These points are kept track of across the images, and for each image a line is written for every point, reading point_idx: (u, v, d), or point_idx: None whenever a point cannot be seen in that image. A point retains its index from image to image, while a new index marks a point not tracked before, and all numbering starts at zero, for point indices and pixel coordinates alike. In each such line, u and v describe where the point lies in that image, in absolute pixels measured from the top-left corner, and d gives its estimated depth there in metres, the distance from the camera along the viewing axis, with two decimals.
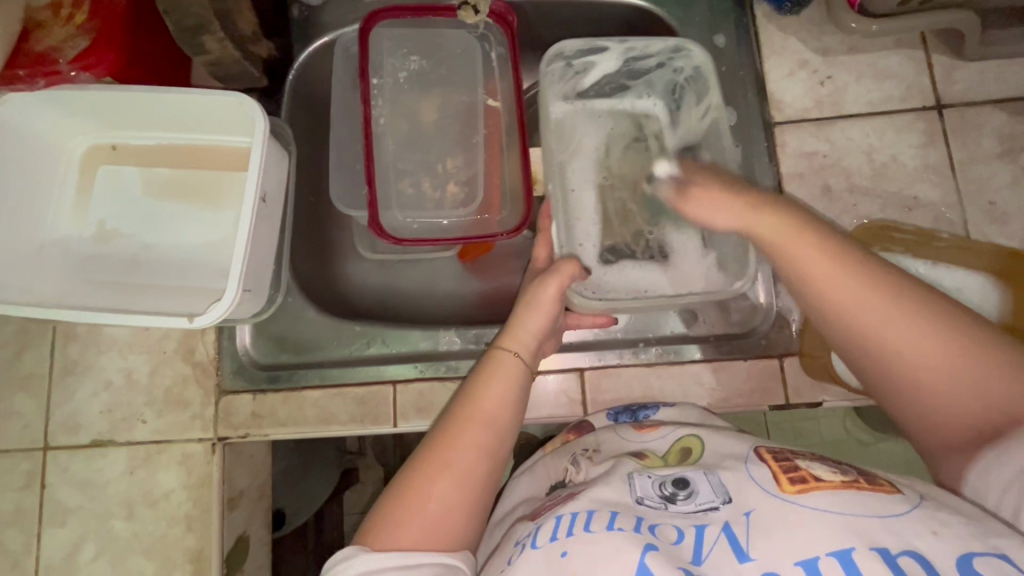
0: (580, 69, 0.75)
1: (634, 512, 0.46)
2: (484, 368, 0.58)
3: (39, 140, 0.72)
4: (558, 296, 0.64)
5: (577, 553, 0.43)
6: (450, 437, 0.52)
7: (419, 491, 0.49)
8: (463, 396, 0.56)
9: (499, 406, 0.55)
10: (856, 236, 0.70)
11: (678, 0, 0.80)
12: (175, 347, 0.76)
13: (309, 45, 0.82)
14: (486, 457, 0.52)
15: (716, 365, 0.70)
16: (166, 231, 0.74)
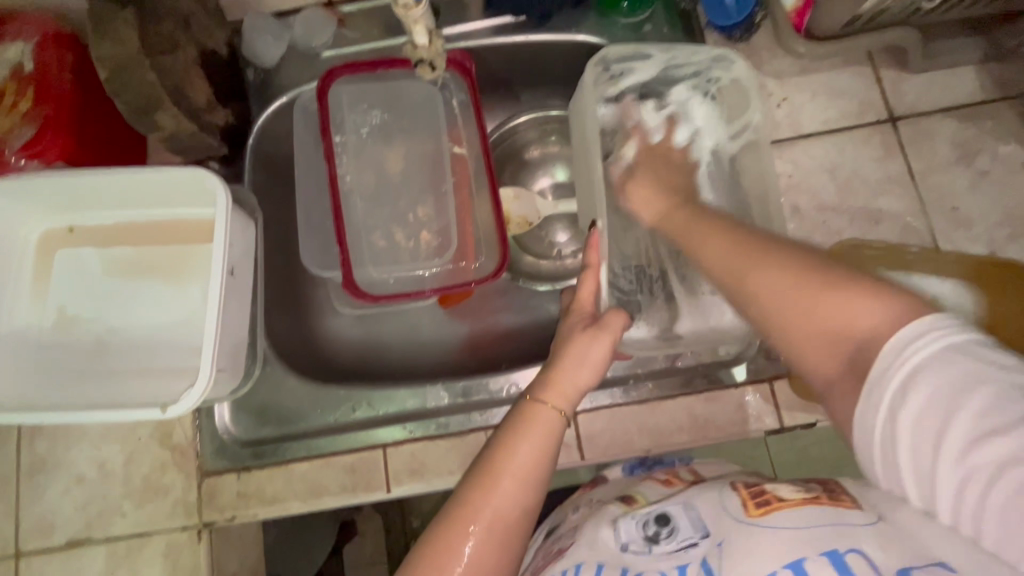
0: (618, 74, 0.74)
1: (620, 563, 0.46)
2: (518, 420, 0.53)
3: None
4: (608, 353, 0.58)
5: None
6: (484, 495, 0.48)
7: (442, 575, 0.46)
8: (499, 443, 0.51)
9: (535, 470, 0.50)
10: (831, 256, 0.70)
11: (629, 35, 0.82)
12: (150, 432, 0.72)
13: (269, 108, 0.81)
14: (515, 519, 0.48)
15: (709, 395, 0.69)
16: (133, 313, 0.71)
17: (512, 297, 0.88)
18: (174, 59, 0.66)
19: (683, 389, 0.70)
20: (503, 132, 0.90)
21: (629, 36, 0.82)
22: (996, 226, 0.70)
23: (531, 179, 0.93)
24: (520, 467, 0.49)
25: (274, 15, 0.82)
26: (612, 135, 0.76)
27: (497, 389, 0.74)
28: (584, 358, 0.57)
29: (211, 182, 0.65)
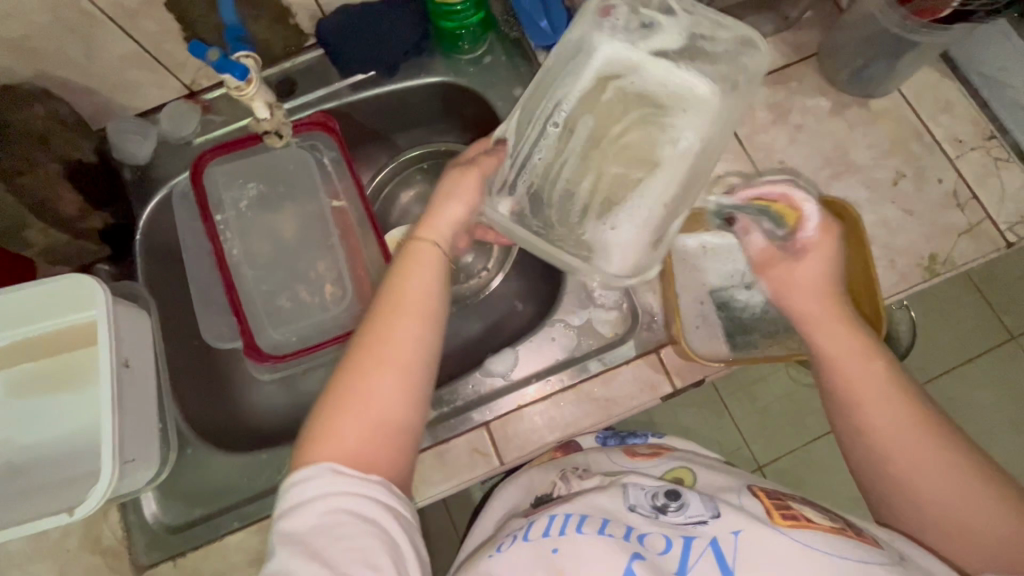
0: (644, 22, 0.68)
1: (625, 521, 0.51)
2: (406, 259, 0.60)
3: None
4: (477, 185, 0.65)
5: (566, 551, 0.49)
6: (384, 333, 0.54)
7: (353, 405, 0.51)
8: (389, 288, 0.57)
9: (427, 294, 0.57)
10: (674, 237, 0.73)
11: (474, 68, 0.89)
12: (78, 541, 0.72)
13: (150, 203, 0.84)
14: (420, 351, 0.54)
15: (605, 377, 0.73)
16: (42, 429, 0.71)
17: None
18: (35, 177, 0.70)
19: (581, 376, 0.74)
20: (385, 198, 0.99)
21: (474, 69, 0.89)
22: (819, 169, 0.78)
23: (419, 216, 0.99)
24: (409, 291, 0.56)
25: (139, 116, 0.86)
26: (602, 93, 0.70)
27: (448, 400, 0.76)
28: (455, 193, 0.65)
29: (93, 286, 0.67)
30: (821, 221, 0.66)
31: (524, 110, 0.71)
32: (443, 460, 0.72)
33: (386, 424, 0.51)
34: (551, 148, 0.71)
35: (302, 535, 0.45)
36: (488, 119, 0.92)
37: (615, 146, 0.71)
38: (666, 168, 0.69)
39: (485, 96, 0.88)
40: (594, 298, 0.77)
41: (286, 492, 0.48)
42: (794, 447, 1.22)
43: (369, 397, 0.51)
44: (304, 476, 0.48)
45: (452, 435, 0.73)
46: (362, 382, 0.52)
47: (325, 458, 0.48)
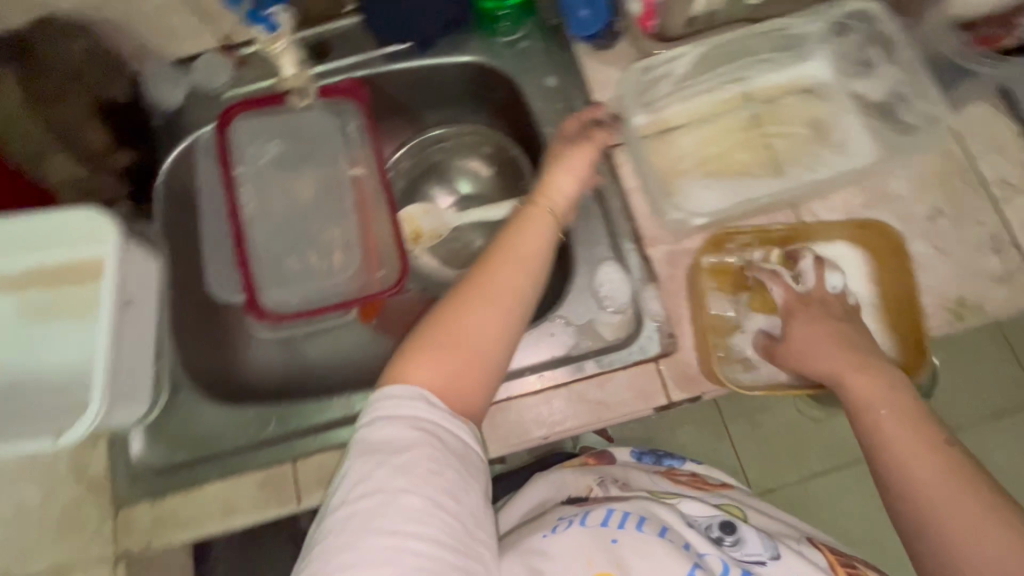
0: (863, 60, 0.78)
1: (685, 536, 0.59)
2: (519, 220, 0.63)
3: None
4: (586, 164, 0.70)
5: (626, 543, 0.56)
6: (489, 277, 0.57)
7: (450, 342, 0.54)
8: (504, 238, 0.61)
9: (536, 257, 0.60)
10: (701, 249, 0.73)
11: (509, 52, 0.87)
12: (67, 467, 0.74)
13: (173, 149, 0.85)
14: (518, 304, 0.57)
15: (599, 380, 0.72)
16: (38, 357, 0.72)
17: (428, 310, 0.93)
18: (65, 109, 0.72)
19: (575, 376, 0.72)
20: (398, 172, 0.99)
21: (509, 53, 0.87)
22: (852, 195, 0.75)
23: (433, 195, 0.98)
24: (519, 250, 0.60)
25: (176, 63, 0.87)
26: (778, 101, 0.80)
27: None
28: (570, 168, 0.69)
29: (104, 221, 0.68)
30: (785, 301, 0.70)
31: (702, 60, 0.77)
32: None
33: (476, 368, 0.55)
34: (706, 117, 0.79)
35: (399, 438, 0.49)
36: (517, 106, 0.90)
37: (758, 137, 0.78)
38: (786, 177, 0.76)
39: (518, 80, 0.86)
40: (599, 300, 0.76)
41: (390, 397, 0.51)
42: (790, 479, 1.19)
43: (464, 337, 0.55)
44: (405, 391, 0.51)
45: None
46: (461, 323, 0.55)
47: (412, 381, 0.52)
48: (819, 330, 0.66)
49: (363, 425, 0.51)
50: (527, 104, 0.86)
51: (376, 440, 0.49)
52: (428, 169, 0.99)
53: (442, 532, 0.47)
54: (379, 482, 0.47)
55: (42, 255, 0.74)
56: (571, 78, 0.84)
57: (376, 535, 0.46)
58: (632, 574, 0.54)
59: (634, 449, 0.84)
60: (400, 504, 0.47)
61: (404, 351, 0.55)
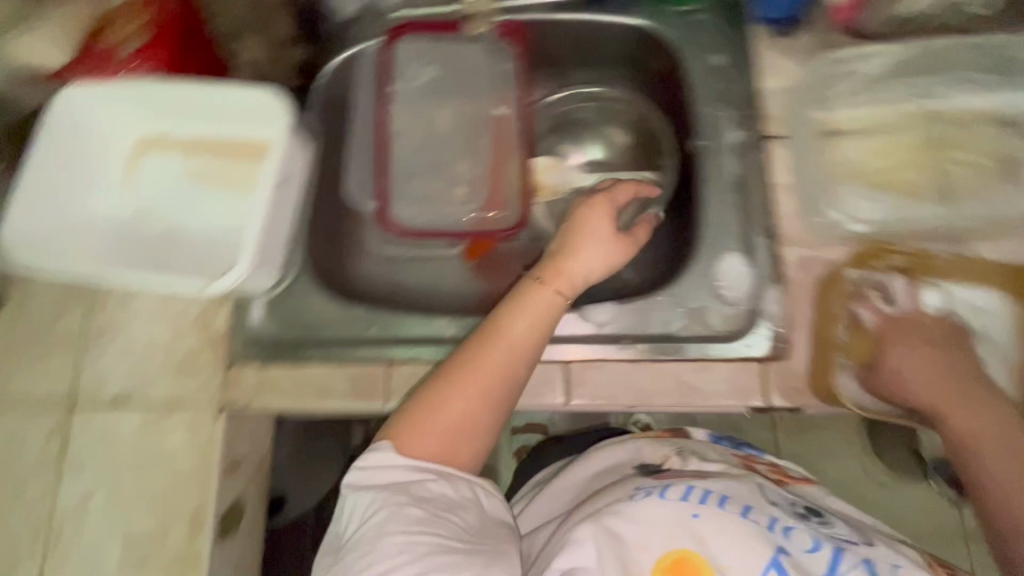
0: None
1: (768, 514, 0.62)
2: (518, 295, 0.68)
3: (93, 129, 0.82)
4: (608, 221, 0.73)
5: (706, 517, 0.60)
6: (478, 358, 0.64)
7: (438, 414, 0.63)
8: (500, 316, 0.67)
9: (522, 338, 0.65)
10: (853, 257, 0.71)
11: (678, 20, 0.84)
12: (194, 318, 0.82)
13: (338, 55, 0.90)
14: (507, 382, 0.64)
15: (699, 364, 0.71)
16: (197, 215, 0.82)
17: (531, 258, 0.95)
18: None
19: (673, 355, 0.71)
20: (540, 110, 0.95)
21: (677, 20, 0.84)
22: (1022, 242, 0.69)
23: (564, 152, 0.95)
24: (508, 332, 0.65)
25: None
26: (966, 128, 0.73)
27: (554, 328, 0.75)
28: (589, 232, 0.72)
29: (280, 107, 0.77)
30: (878, 323, 0.68)
31: (897, 66, 0.74)
32: None
33: (462, 438, 0.63)
34: (882, 129, 0.75)
35: (388, 470, 0.61)
36: (673, 78, 0.86)
37: (936, 159, 0.72)
38: (953, 206, 0.70)
39: (679, 50, 0.83)
40: (716, 287, 0.74)
41: (377, 453, 0.61)
42: None
43: (448, 411, 0.63)
44: (392, 449, 0.61)
45: None
46: (447, 396, 0.63)
47: (401, 442, 0.62)
48: (920, 355, 0.64)
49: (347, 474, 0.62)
50: (684, 77, 0.83)
51: (367, 479, 0.61)
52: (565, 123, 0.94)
53: (443, 530, 0.58)
54: (382, 503, 0.59)
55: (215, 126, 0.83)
56: (738, 56, 0.80)
57: (392, 540, 0.56)
58: (712, 547, 0.59)
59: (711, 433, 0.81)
60: (398, 513, 0.58)
61: (399, 413, 0.64)
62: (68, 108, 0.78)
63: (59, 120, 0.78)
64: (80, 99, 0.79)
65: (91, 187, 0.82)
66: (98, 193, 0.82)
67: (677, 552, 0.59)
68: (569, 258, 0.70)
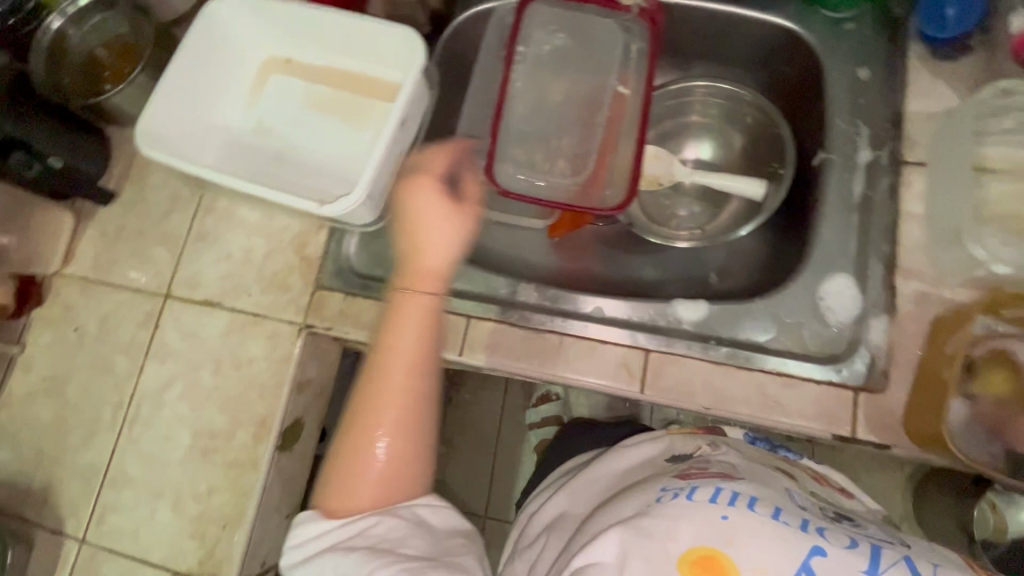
0: None
1: (800, 515, 0.51)
2: (392, 311, 0.69)
3: (231, 42, 0.85)
4: (429, 193, 0.73)
5: (737, 519, 0.49)
6: (381, 390, 0.65)
7: (363, 453, 0.64)
8: (384, 342, 0.68)
9: (412, 350, 0.67)
10: (994, 298, 0.64)
11: (828, 27, 0.80)
12: (291, 239, 0.85)
13: (470, 9, 0.90)
14: (413, 400, 0.66)
15: (785, 381, 0.68)
16: (312, 140, 0.84)
17: (617, 246, 0.96)
18: None
19: (761, 366, 0.69)
20: (661, 94, 0.90)
21: (828, 29, 0.80)
22: None
23: (677, 147, 0.91)
24: (395, 345, 0.67)
25: None
26: None
27: (638, 315, 0.74)
28: (426, 222, 0.72)
29: (417, 48, 0.77)
30: None
31: None
32: (590, 355, 0.73)
33: (400, 468, 0.64)
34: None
35: (324, 532, 0.61)
36: (810, 87, 0.82)
37: None
38: None
39: (823, 60, 0.79)
40: (818, 307, 0.71)
41: (310, 520, 0.62)
42: None
43: (371, 445, 0.64)
44: (324, 515, 0.62)
45: (610, 340, 0.73)
46: (361, 431, 0.64)
47: (334, 499, 0.63)
48: None
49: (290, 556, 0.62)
50: (821, 87, 0.79)
51: (307, 549, 0.61)
52: (681, 116, 0.90)
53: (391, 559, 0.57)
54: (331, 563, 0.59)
55: (344, 60, 0.85)
56: (892, 81, 0.76)
57: None
58: (748, 557, 0.47)
59: (747, 431, 0.74)
60: (345, 567, 0.58)
61: (326, 467, 0.66)
62: (216, 17, 0.82)
63: (205, 27, 0.81)
64: (229, 13, 0.83)
65: (220, 98, 0.85)
66: (225, 105, 0.86)
67: (706, 549, 0.48)
68: (421, 240, 0.72)
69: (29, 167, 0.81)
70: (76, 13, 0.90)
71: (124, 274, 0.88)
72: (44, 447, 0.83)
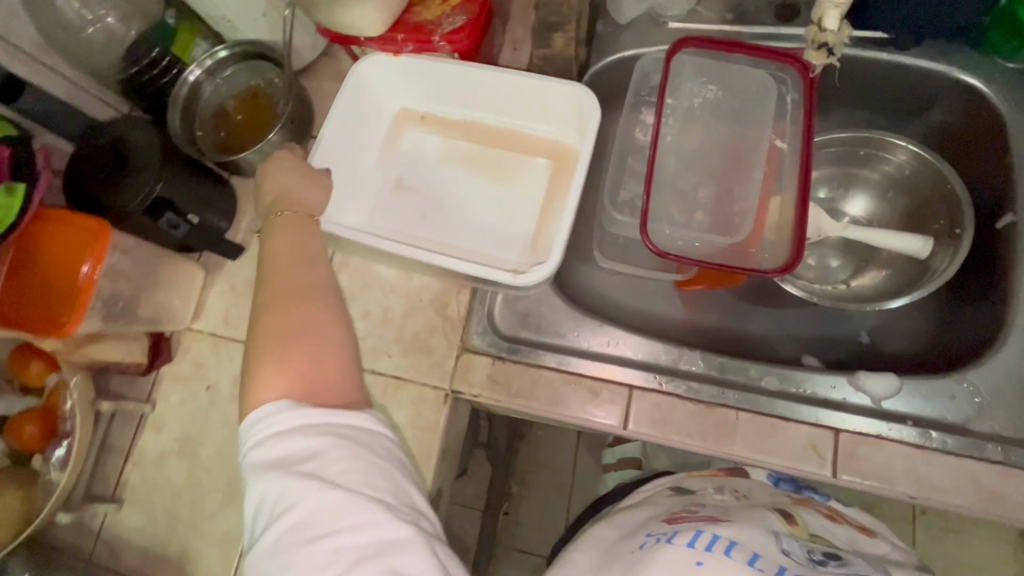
0: None
1: (777, 562, 0.50)
2: (271, 234, 0.66)
3: (370, 99, 0.83)
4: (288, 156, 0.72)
5: (712, 566, 0.47)
6: (280, 303, 0.60)
7: (277, 349, 0.58)
8: (269, 268, 0.64)
9: (298, 249, 0.65)
10: None
11: (1011, 78, 0.75)
12: (431, 298, 0.82)
13: (607, 58, 0.88)
14: (321, 297, 0.62)
15: (1002, 470, 0.64)
16: (457, 195, 0.80)
17: (739, 294, 0.89)
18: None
19: (970, 453, 0.65)
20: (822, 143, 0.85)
21: (1013, 81, 0.75)
22: None
23: (827, 198, 0.88)
24: (286, 254, 0.65)
25: None
26: None
27: (819, 388, 0.70)
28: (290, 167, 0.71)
29: (590, 105, 0.75)
30: None
31: None
32: (772, 434, 0.69)
33: (320, 354, 0.59)
34: None
35: (292, 440, 0.53)
36: (989, 143, 0.77)
37: None
38: None
39: (1010, 116, 0.74)
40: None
41: (265, 417, 0.55)
42: None
43: (286, 330, 0.59)
44: (289, 406, 0.54)
45: (795, 419, 0.69)
46: (272, 326, 0.59)
47: (280, 397, 0.56)
48: None
49: (245, 460, 0.55)
50: (1004, 145, 0.75)
51: (267, 455, 0.53)
52: (852, 169, 0.86)
53: (375, 504, 0.51)
54: (302, 491, 0.50)
55: (482, 114, 0.84)
56: None
57: (328, 531, 0.49)
58: None
59: (770, 472, 0.74)
60: (317, 490, 0.50)
61: (249, 385, 0.57)
62: (363, 76, 0.81)
63: (353, 87, 0.79)
64: (372, 70, 0.82)
65: (359, 153, 0.82)
66: (364, 160, 0.83)
67: None
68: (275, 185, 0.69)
69: (177, 228, 0.80)
70: (212, 65, 0.89)
71: None
72: (180, 513, 0.80)
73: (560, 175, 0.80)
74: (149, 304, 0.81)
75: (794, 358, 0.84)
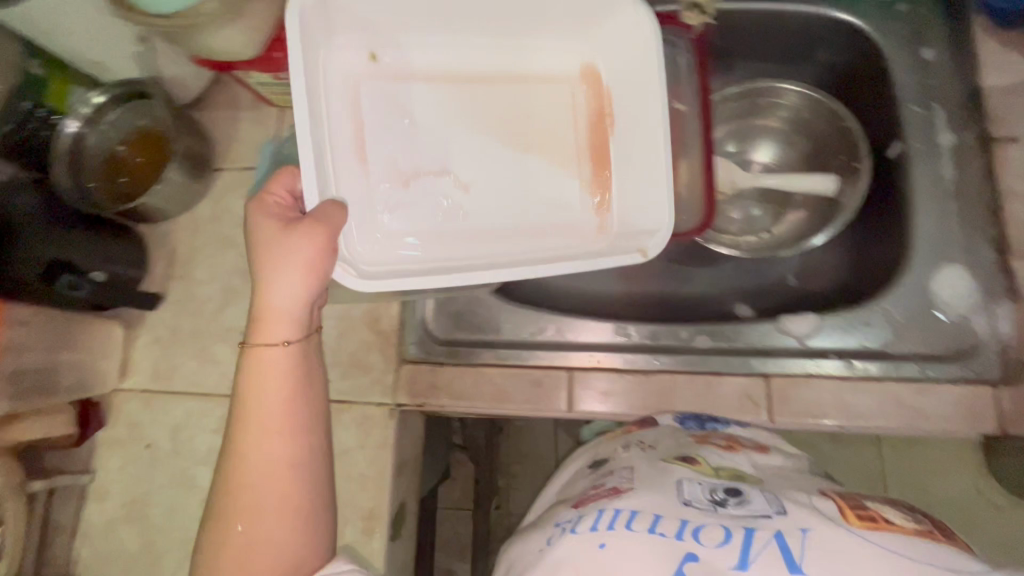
0: None
1: (679, 516, 0.49)
2: (245, 370, 0.60)
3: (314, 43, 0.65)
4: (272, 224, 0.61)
5: (614, 544, 0.47)
6: (247, 479, 0.58)
7: (250, 520, 0.57)
8: (240, 425, 0.59)
9: (283, 407, 0.59)
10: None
11: (881, 13, 0.78)
12: (361, 315, 0.80)
13: None
14: (291, 473, 0.59)
15: (920, 386, 0.67)
16: (477, 156, 0.71)
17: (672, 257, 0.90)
18: None
19: (891, 375, 0.68)
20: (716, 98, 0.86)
21: (883, 13, 0.78)
22: None
23: (736, 151, 0.89)
24: (256, 412, 0.59)
25: None
26: None
27: (753, 338, 0.72)
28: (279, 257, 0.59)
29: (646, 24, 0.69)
30: None
31: None
32: (710, 393, 0.71)
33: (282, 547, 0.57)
34: None
35: None
36: (873, 77, 0.80)
37: None
38: None
39: (884, 48, 0.77)
40: (931, 305, 0.70)
41: None
42: None
43: (256, 526, 0.57)
44: None
45: (725, 372, 0.71)
46: (245, 488, 0.58)
47: None
48: None
49: None
50: (887, 80, 0.77)
51: None
52: (752, 119, 0.88)
53: None
54: None
55: (464, 45, 0.72)
56: (957, 59, 0.76)
57: None
58: None
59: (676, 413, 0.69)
60: None
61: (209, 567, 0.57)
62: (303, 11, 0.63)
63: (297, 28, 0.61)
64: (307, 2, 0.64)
65: (329, 136, 0.67)
66: (331, 138, 0.67)
67: None
68: (265, 285, 0.60)
69: (80, 287, 0.74)
70: (91, 113, 0.84)
71: (189, 380, 0.84)
72: None
73: (597, 116, 0.73)
74: (68, 373, 0.77)
75: (729, 311, 0.86)
